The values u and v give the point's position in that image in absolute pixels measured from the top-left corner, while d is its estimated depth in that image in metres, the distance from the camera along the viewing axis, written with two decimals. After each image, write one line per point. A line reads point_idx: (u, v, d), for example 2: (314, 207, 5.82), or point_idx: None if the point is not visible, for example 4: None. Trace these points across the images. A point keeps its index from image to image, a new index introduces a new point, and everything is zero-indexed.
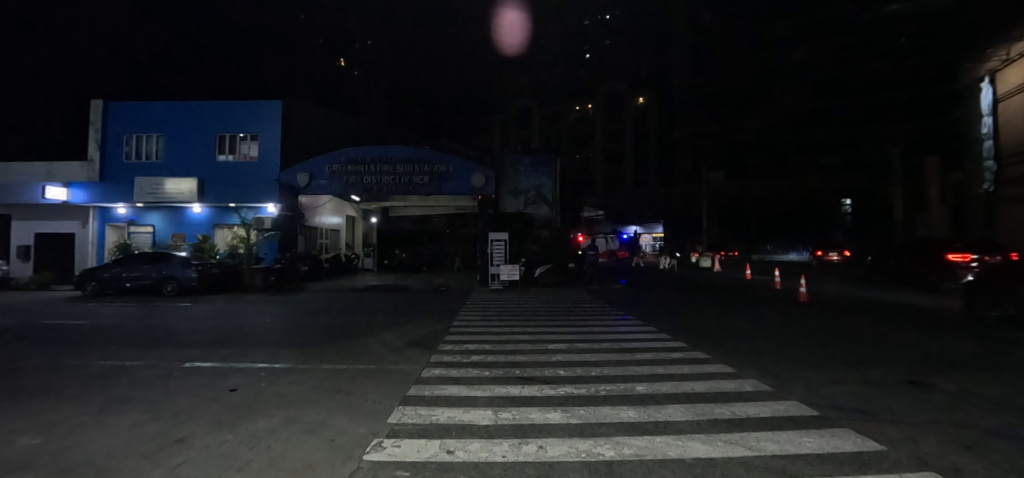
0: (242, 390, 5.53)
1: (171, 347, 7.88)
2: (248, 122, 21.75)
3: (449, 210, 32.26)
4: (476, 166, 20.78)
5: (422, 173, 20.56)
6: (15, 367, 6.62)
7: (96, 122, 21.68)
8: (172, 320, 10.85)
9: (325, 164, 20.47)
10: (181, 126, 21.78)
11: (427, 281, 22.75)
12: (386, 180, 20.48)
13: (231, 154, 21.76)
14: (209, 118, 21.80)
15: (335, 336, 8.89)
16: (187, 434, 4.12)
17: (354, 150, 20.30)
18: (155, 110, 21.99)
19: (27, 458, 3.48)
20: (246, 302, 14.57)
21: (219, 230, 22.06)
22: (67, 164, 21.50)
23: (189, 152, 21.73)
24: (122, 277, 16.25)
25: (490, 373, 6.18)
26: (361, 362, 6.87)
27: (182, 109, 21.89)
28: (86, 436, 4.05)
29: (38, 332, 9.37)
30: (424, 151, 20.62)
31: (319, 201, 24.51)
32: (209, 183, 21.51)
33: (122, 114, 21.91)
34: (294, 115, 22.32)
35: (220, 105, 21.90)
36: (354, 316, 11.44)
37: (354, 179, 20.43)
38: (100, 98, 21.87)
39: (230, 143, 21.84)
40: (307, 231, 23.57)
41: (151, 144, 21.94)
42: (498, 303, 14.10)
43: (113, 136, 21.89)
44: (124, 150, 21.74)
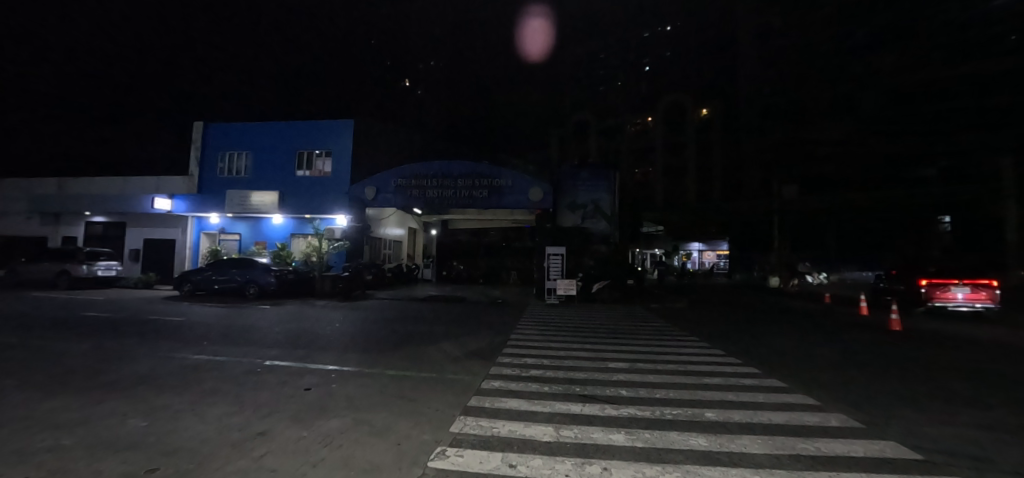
0: (315, 390, 5.89)
1: (254, 345, 8.61)
2: (324, 139, 23.52)
3: (507, 223, 32.65)
4: (534, 180, 21.00)
5: (482, 187, 21.08)
6: (130, 356, 7.57)
7: (196, 141, 24.40)
8: (252, 320, 11.88)
9: (391, 179, 21.65)
10: (266, 144, 23.99)
11: (484, 293, 23.22)
12: (447, 194, 21.19)
13: (308, 170, 23.60)
14: (291, 137, 23.81)
15: (398, 343, 9.17)
16: (268, 427, 4.46)
17: (418, 166, 21.28)
18: (244, 130, 24.32)
19: (135, 439, 3.99)
20: (316, 306, 15.65)
21: (296, 239, 23.76)
22: (172, 178, 24.32)
23: (272, 167, 23.82)
24: (212, 280, 17.97)
25: (550, 388, 6.14)
26: (423, 369, 7.05)
27: (268, 129, 24.06)
28: (181, 422, 4.52)
29: (138, 327, 10.41)
30: (483, 166, 21.16)
31: (384, 214, 25.92)
32: (289, 196, 23.45)
33: (218, 134, 24.52)
34: (364, 133, 23.81)
35: (300, 124, 23.81)
36: (415, 325, 11.83)
37: (417, 192, 21.38)
38: (200, 120, 24.59)
39: (308, 159, 23.71)
40: (373, 241, 24.90)
41: (240, 160, 24.30)
42: (555, 319, 13.78)
43: (209, 154, 24.52)
44: (219, 166, 24.33)
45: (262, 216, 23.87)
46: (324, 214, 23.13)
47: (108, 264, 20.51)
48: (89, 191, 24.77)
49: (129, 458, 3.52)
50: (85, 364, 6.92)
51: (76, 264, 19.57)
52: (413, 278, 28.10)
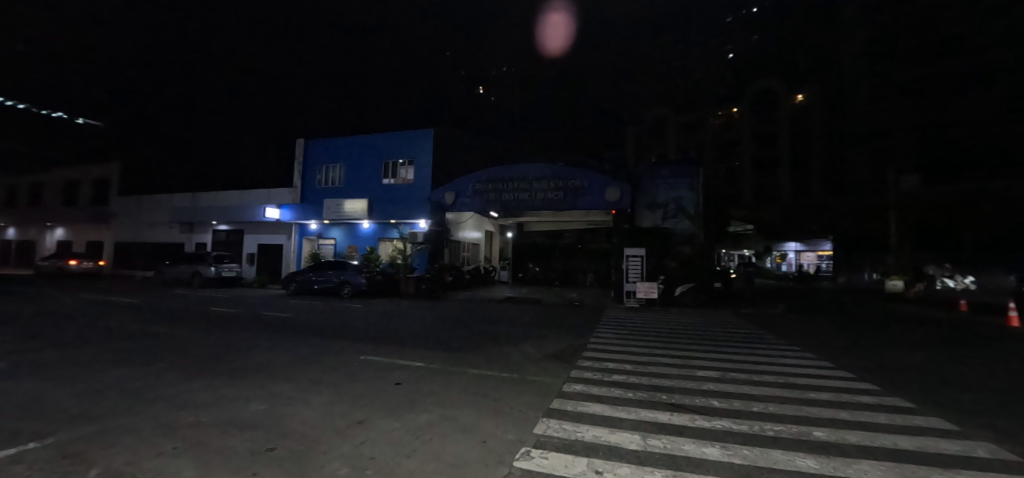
0: (404, 384, 6.30)
1: (352, 341, 9.42)
2: (407, 149, 25.17)
3: (581, 225, 32.28)
4: (610, 180, 20.57)
5: (557, 189, 21.08)
6: (253, 347, 8.69)
7: (299, 156, 27.38)
8: (349, 317, 13.01)
9: (469, 183, 22.53)
10: (357, 156, 26.23)
11: (559, 295, 23.20)
12: (523, 197, 21.53)
13: (393, 178, 25.34)
14: (378, 148, 25.78)
15: (479, 343, 9.47)
16: (364, 417, 4.84)
17: (494, 170, 21.90)
18: (338, 144, 26.83)
19: (258, 422, 4.59)
20: (401, 305, 16.72)
21: (383, 243, 25.61)
22: (280, 190, 27.53)
23: (362, 177, 25.98)
24: (312, 280, 20.01)
25: (634, 394, 5.93)
26: (504, 370, 7.21)
27: (359, 142, 26.30)
28: (294, 407, 5.11)
29: (252, 322, 11.88)
30: (558, 167, 21.16)
31: (462, 218, 27.04)
32: (377, 203, 25.35)
33: (317, 149, 27.31)
34: (442, 142, 25.03)
35: (386, 136, 25.70)
36: (495, 326, 12.07)
37: (494, 196, 22.00)
38: (302, 137, 27.58)
39: (393, 168, 25.47)
40: (452, 244, 26.11)
41: (335, 172, 26.82)
42: (636, 323, 13.27)
43: (309, 167, 27.38)
44: (318, 178, 27.10)
45: (355, 222, 25.97)
46: (410, 220, 24.56)
47: (230, 266, 23.70)
48: (217, 203, 28.92)
49: (254, 440, 4.07)
50: (224, 353, 8.14)
51: (206, 266, 22.94)
52: (490, 280, 28.95)
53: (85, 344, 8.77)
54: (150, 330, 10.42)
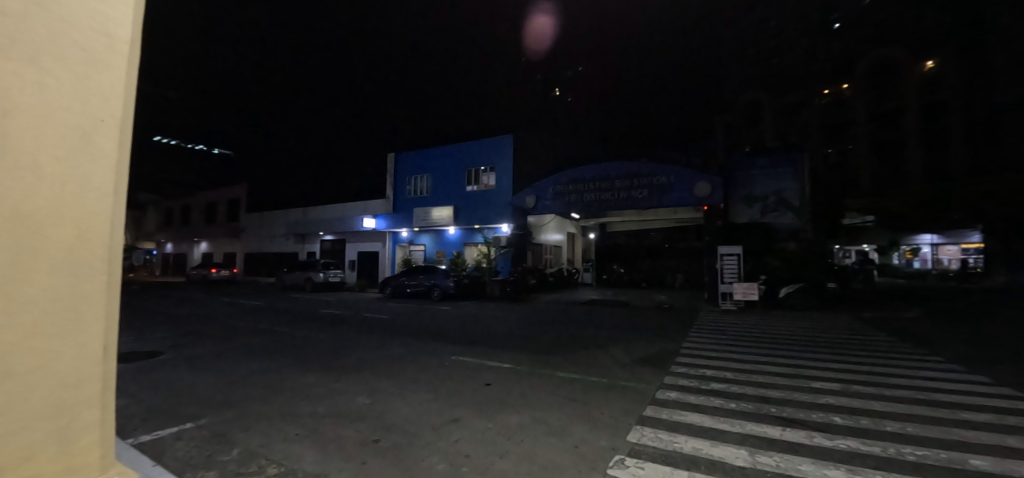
0: (494, 385, 6.50)
1: (445, 342, 9.95)
2: (489, 156, 26.08)
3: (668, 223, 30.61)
4: (699, 174, 19.35)
5: (641, 186, 20.29)
6: (359, 346, 9.59)
7: (391, 170, 29.74)
8: (441, 319, 13.75)
9: (550, 186, 22.71)
10: (443, 166, 27.78)
11: (645, 297, 22.28)
12: (605, 197, 21.08)
13: (476, 185, 26.37)
14: (461, 157, 27.07)
15: (565, 346, 9.46)
16: (458, 415, 5.08)
17: (575, 171, 21.80)
18: (425, 156, 28.67)
19: (366, 414, 5.07)
20: (487, 307, 17.40)
21: (468, 247, 26.60)
22: (375, 202, 30.07)
23: (448, 186, 27.42)
24: (405, 284, 21.65)
25: (739, 406, 5.44)
26: (593, 374, 7.10)
27: (444, 153, 27.84)
28: (396, 403, 5.54)
29: (355, 322, 13.15)
30: (641, 164, 20.39)
31: (545, 220, 27.24)
32: (462, 209, 26.54)
33: (406, 162, 29.44)
34: (521, 146, 25.49)
35: (468, 145, 26.88)
36: (581, 329, 11.92)
37: (575, 197, 21.87)
38: (393, 152, 29.90)
39: (476, 175, 26.52)
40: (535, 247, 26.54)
41: (423, 182, 28.66)
42: (735, 327, 12.22)
43: (400, 179, 29.59)
44: (408, 189, 29.17)
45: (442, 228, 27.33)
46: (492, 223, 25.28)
47: (336, 272, 26.44)
48: (323, 216, 32.44)
49: (363, 432, 4.50)
50: (336, 350, 9.13)
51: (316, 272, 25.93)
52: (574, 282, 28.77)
53: (229, 340, 10.42)
54: (275, 330, 12.04)
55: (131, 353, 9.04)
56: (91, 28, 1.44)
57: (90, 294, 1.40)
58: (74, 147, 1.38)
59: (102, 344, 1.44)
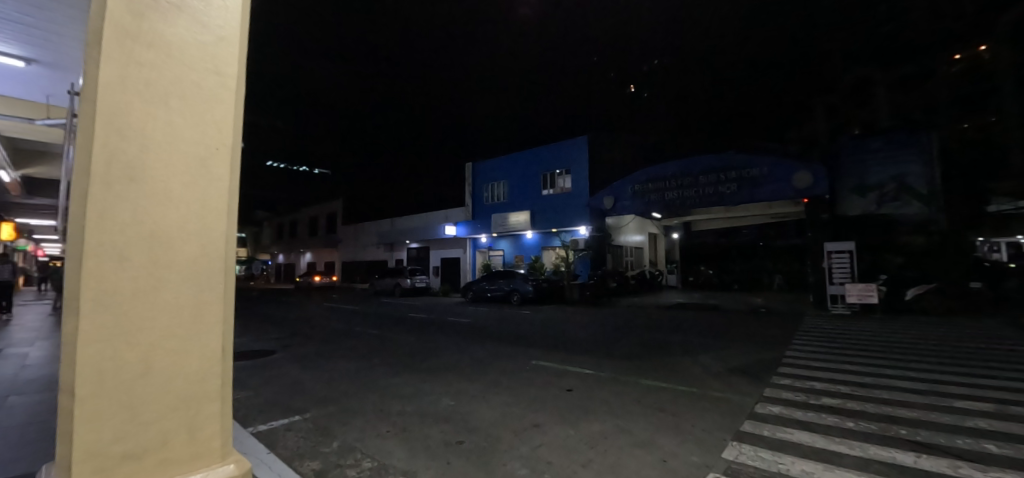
0: (574, 391, 6.36)
1: (525, 346, 10.02)
2: (563, 159, 26.00)
3: (763, 219, 27.86)
4: (800, 163, 17.36)
5: (730, 180, 18.78)
6: (446, 348, 10.02)
7: (469, 179, 30.97)
8: (522, 323, 13.90)
9: (628, 186, 22.00)
10: (519, 172, 28.27)
11: (739, 301, 20.41)
12: (689, 194, 19.83)
13: (552, 188, 26.42)
14: (536, 162, 27.33)
15: (650, 352, 8.99)
16: (540, 421, 5.02)
17: (654, 169, 20.83)
18: (501, 163, 29.41)
19: (451, 416, 5.24)
20: (567, 312, 17.24)
21: (547, 251, 26.69)
22: (455, 210, 31.45)
23: (524, 191, 27.81)
24: (486, 288, 22.33)
25: (858, 426, 4.68)
26: (681, 383, 6.65)
27: (519, 159, 28.29)
28: (478, 406, 5.64)
29: (438, 326, 13.77)
30: (729, 156, 18.86)
31: (624, 221, 26.54)
32: (539, 214, 26.64)
33: (483, 170, 30.46)
34: (596, 147, 25.01)
35: (542, 149, 27.06)
36: (668, 334, 11.31)
37: (655, 196, 20.90)
38: (471, 161, 31.11)
39: (552, 179, 26.59)
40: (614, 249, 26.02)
41: (500, 189, 29.44)
42: (850, 333, 10.70)
43: (478, 187, 30.68)
44: (485, 196, 30.14)
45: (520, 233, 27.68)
46: (570, 227, 25.03)
47: (421, 278, 28.11)
48: (408, 225, 34.67)
49: (447, 433, 4.64)
50: (422, 353, 9.61)
51: (404, 278, 27.80)
52: (657, 285, 27.68)
53: (331, 342, 11.50)
54: (369, 332, 13.04)
55: (254, 351, 10.36)
56: (204, 66, 1.62)
57: (210, 301, 1.58)
58: (194, 172, 1.56)
59: (220, 345, 1.62)
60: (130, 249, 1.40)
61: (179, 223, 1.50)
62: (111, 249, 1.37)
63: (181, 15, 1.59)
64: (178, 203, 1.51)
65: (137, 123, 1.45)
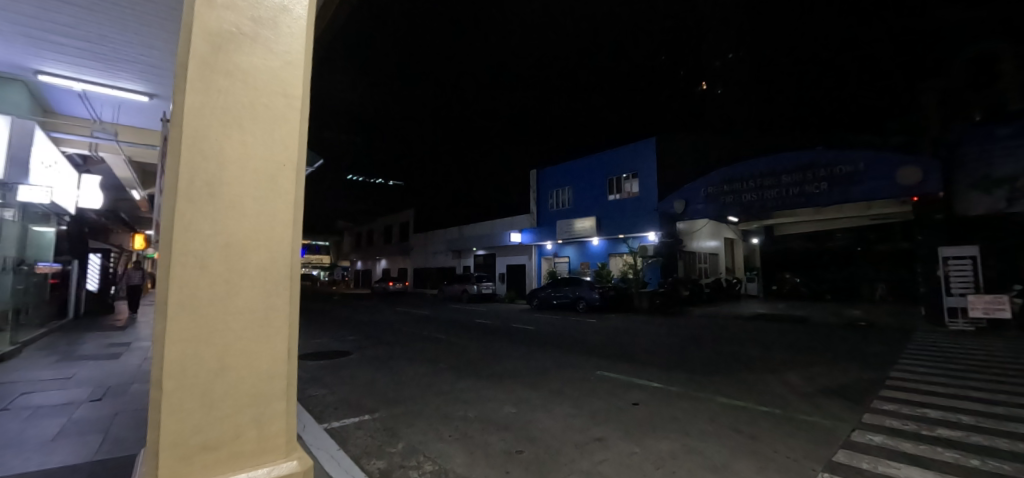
0: (641, 405, 6.05)
1: (590, 355, 9.78)
2: (630, 163, 25.31)
3: (859, 222, 24.82)
4: (903, 157, 15.66)
5: (819, 179, 17.23)
6: (510, 355, 10.09)
7: (534, 186, 31.25)
8: (587, 332, 13.62)
9: (701, 188, 21.06)
10: (584, 177, 27.98)
11: (832, 312, 18.31)
12: (771, 195, 18.33)
13: (619, 193, 25.75)
14: (602, 167, 26.91)
15: (725, 367, 8.35)
16: (603, 435, 4.83)
17: (731, 169, 19.74)
18: (565, 170, 29.34)
19: (512, 423, 5.24)
20: (635, 321, 16.61)
21: (614, 258, 25.83)
22: (520, 217, 31.75)
23: (589, 197, 27.44)
24: (551, 296, 22.21)
25: (983, 464, 3.92)
26: (762, 402, 6.06)
27: (584, 164, 28.07)
28: (538, 415, 5.56)
29: (504, 332, 13.92)
30: (817, 153, 17.35)
31: (697, 226, 25.24)
32: (605, 219, 26.04)
33: (548, 177, 30.60)
34: (663, 149, 24.02)
35: (609, 153, 26.51)
36: (749, 348, 10.43)
37: (732, 199, 19.73)
38: (535, 169, 31.39)
39: (618, 184, 25.92)
40: (687, 256, 24.69)
41: (564, 195, 29.26)
42: (977, 353, 9.10)
43: (543, 194, 30.85)
44: (550, 202, 30.18)
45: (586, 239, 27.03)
46: (638, 233, 23.93)
47: (487, 284, 28.74)
48: (474, 233, 35.67)
49: (506, 441, 4.63)
50: (487, 359, 9.76)
51: (471, 284, 28.61)
52: (735, 294, 26.15)
53: (402, 345, 12.08)
54: (439, 337, 13.52)
55: (335, 352, 11.18)
56: (273, 89, 1.77)
57: (278, 305, 1.71)
58: (265, 187, 1.70)
59: (286, 347, 1.74)
60: (210, 257, 1.55)
61: (251, 233, 1.64)
62: (193, 257, 1.52)
63: (254, 44, 1.74)
64: (250, 216, 1.64)
65: (215, 144, 1.60)
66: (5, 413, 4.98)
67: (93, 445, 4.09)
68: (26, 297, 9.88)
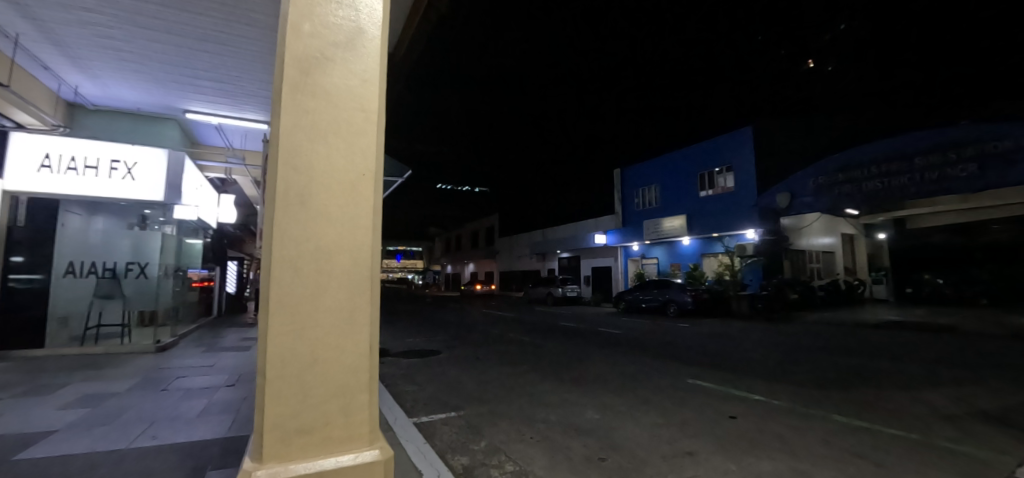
0: (739, 419, 5.50)
1: (682, 362, 9.18)
2: (724, 156, 23.23)
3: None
4: None
5: (964, 160, 15.23)
6: (596, 360, 9.87)
7: (618, 185, 30.33)
8: (678, 337, 12.82)
9: (809, 178, 19.93)
10: (671, 174, 26.43)
11: (994, 320, 14.98)
12: (899, 182, 16.87)
13: (711, 189, 23.67)
14: (691, 161, 25.14)
15: (845, 381, 7.27)
16: (694, 448, 4.47)
17: (847, 156, 18.59)
18: (651, 167, 27.99)
19: (595, 429, 5.10)
20: (733, 327, 15.24)
21: (707, 258, 24.21)
22: (604, 218, 31.01)
23: (677, 194, 25.79)
24: (640, 299, 21.29)
25: None
26: (892, 424, 5.15)
27: (671, 160, 26.54)
28: (622, 423, 5.33)
29: (591, 336, 13.65)
30: (957, 130, 15.47)
31: (806, 221, 22.35)
32: (696, 217, 24.33)
33: (633, 175, 29.46)
34: (761, 137, 21.77)
35: (698, 146, 24.76)
36: (878, 360, 8.95)
37: (849, 188, 18.62)
38: (619, 167, 30.45)
39: (710, 179, 23.88)
40: (794, 255, 22.12)
41: (651, 193, 27.86)
42: None
43: (628, 193, 29.74)
44: (636, 202, 28.92)
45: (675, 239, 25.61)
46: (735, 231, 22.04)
47: (571, 287, 28.54)
48: (558, 236, 35.64)
49: (587, 447, 4.51)
50: (572, 363, 9.63)
51: (556, 287, 28.65)
52: (857, 298, 22.56)
53: (489, 346, 12.47)
54: (524, 339, 13.72)
55: (427, 350, 11.93)
56: (352, 105, 1.92)
57: (360, 304, 1.85)
58: (346, 196, 1.85)
59: (367, 344, 1.88)
60: (303, 261, 1.73)
61: (336, 238, 1.79)
62: (288, 260, 1.69)
63: (337, 67, 1.92)
64: (334, 223, 1.80)
65: (306, 159, 1.79)
66: (167, 393, 6.11)
67: (227, 424, 4.84)
68: (182, 298, 12.00)
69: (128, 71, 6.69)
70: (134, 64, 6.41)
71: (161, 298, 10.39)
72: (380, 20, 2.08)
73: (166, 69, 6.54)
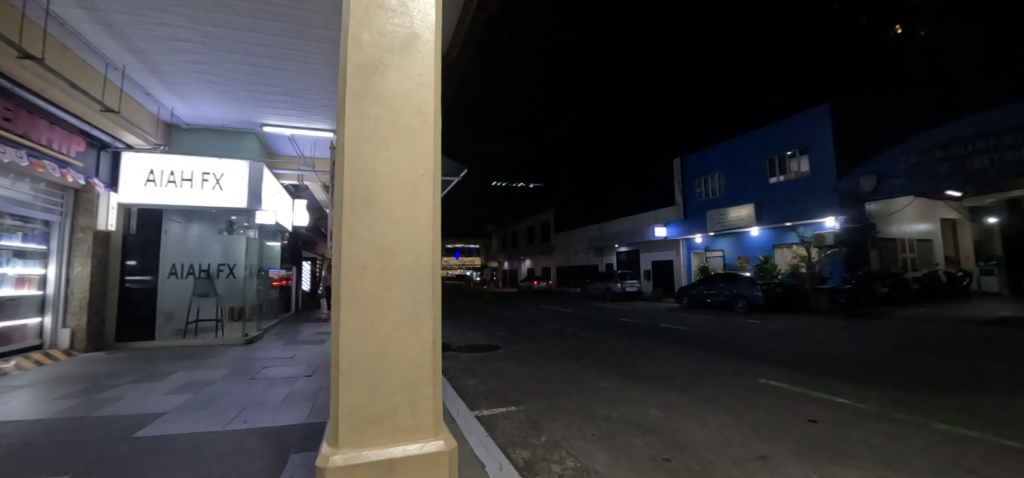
0: (819, 423, 5.05)
1: (755, 361, 8.59)
2: (796, 138, 21.31)
3: None
4: None
5: None
6: (659, 357, 9.51)
7: (678, 175, 28.94)
8: (749, 334, 12.00)
9: (900, 158, 18.45)
10: (736, 160, 24.73)
11: None
12: (1014, 157, 15.46)
13: (782, 175, 21.86)
14: (759, 145, 23.37)
15: (951, 385, 6.41)
16: (769, 453, 4.16)
17: (947, 132, 17.10)
18: (714, 154, 26.38)
19: (658, 428, 4.93)
20: (813, 323, 13.97)
21: (780, 250, 22.42)
22: (663, 210, 29.74)
23: (744, 181, 24.09)
24: (704, 293, 20.10)
25: None
26: (1012, 435, 4.46)
27: (736, 145, 24.83)
28: (688, 423, 5.09)
29: (654, 332, 13.15)
30: None
31: (897, 206, 20.11)
32: (765, 206, 22.63)
33: (695, 163, 27.97)
34: (841, 114, 19.72)
35: (767, 129, 22.94)
36: (995, 362, 7.77)
37: (948, 167, 17.17)
38: (678, 156, 29.01)
39: (781, 164, 22.01)
40: (883, 243, 19.94)
41: (714, 182, 26.26)
42: None
43: (689, 182, 28.28)
44: (698, 191, 27.43)
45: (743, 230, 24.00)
46: (812, 220, 20.17)
47: (630, 282, 27.80)
48: (614, 230, 34.75)
49: (649, 446, 4.38)
50: (633, 360, 9.37)
51: (614, 282, 28.01)
52: (960, 291, 20.02)
53: (547, 341, 12.47)
54: (583, 335, 13.55)
55: (487, 345, 12.18)
56: (410, 108, 1.98)
57: (423, 300, 1.91)
58: (407, 197, 1.91)
59: (430, 338, 1.93)
60: (370, 260, 1.81)
61: (399, 236, 1.86)
62: (356, 258, 1.78)
63: (393, 72, 1.99)
64: (398, 223, 1.87)
65: (369, 162, 1.87)
66: (256, 381, 6.77)
67: (307, 410, 5.26)
68: (265, 296, 13.20)
69: (214, 93, 7.47)
70: (218, 85, 7.12)
71: (247, 296, 11.39)
72: (433, 23, 2.13)
73: (246, 88, 7.22)
